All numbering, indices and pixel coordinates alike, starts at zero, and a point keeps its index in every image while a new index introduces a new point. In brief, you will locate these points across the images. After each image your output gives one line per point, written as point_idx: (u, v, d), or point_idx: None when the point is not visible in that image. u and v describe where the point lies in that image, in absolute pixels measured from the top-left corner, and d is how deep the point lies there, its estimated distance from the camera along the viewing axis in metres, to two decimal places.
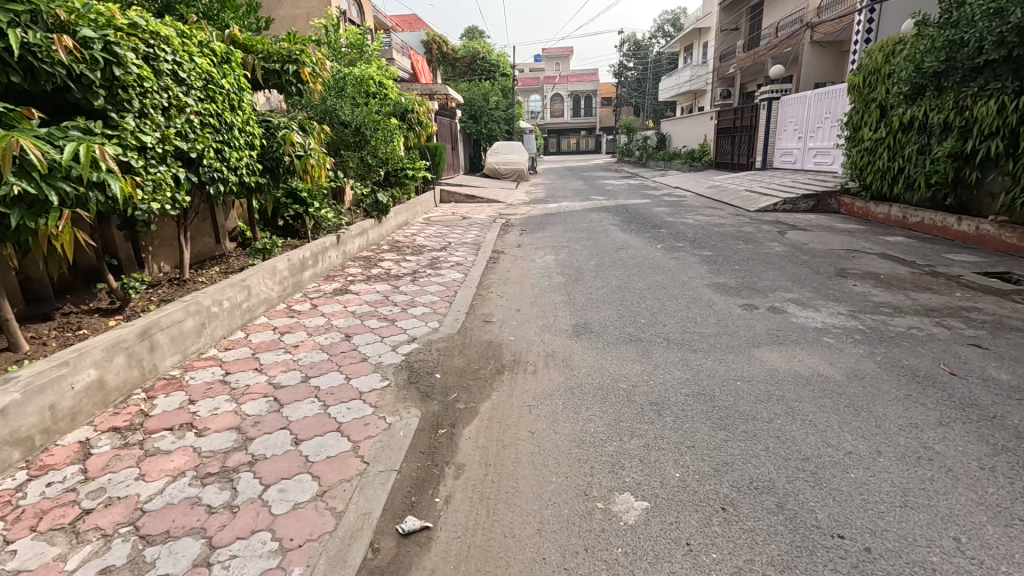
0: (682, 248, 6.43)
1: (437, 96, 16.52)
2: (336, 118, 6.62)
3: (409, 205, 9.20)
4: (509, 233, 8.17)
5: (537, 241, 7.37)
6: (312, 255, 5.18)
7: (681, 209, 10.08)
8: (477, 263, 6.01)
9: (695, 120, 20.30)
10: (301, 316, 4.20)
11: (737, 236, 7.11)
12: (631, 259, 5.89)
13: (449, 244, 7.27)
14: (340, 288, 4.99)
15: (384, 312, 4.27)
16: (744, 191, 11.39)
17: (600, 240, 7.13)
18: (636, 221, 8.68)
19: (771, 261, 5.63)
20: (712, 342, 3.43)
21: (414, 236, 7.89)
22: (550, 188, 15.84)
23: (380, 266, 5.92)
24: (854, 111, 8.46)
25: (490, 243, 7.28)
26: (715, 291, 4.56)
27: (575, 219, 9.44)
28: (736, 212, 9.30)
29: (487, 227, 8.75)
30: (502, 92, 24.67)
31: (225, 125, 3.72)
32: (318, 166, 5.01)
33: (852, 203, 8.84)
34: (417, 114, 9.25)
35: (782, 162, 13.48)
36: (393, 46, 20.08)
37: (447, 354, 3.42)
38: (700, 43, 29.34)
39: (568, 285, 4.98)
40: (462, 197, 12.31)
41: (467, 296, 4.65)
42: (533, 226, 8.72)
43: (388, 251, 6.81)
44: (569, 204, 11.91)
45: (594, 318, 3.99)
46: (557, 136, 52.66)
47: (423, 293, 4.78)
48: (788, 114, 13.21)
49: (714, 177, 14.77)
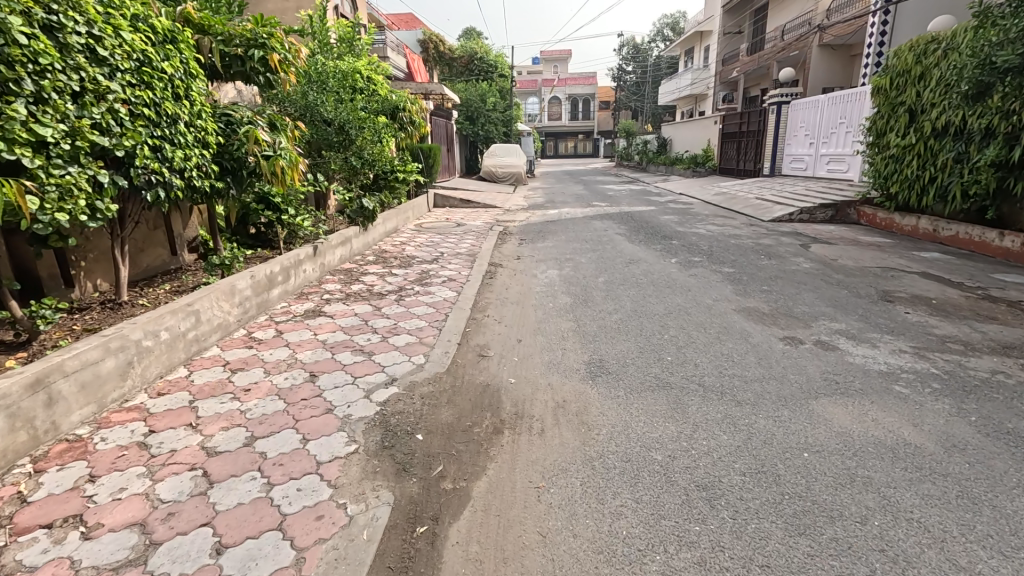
0: (699, 263, 5.81)
1: (432, 96, 15.90)
2: (317, 115, 5.97)
3: (399, 210, 8.56)
4: (508, 243, 7.53)
5: (538, 252, 6.74)
6: (282, 270, 4.50)
7: (689, 217, 9.48)
8: (472, 278, 5.37)
9: (698, 124, 19.74)
10: (261, 346, 3.52)
11: (757, 250, 6.49)
12: (645, 275, 5.27)
13: (441, 255, 6.62)
14: (313, 309, 4.32)
15: (361, 343, 3.61)
16: (755, 199, 10.81)
17: (608, 252, 6.50)
18: (644, 230, 8.08)
19: (802, 281, 5.01)
20: (758, 391, 2.80)
21: (403, 245, 7.23)
22: (549, 193, 15.24)
23: (363, 281, 5.27)
24: (879, 115, 7.90)
25: (486, 253, 6.64)
26: (747, 318, 3.94)
27: (578, 227, 8.82)
28: (750, 221, 8.70)
29: (484, 235, 8.11)
30: (500, 93, 24.09)
31: (167, 117, 3.07)
32: (290, 168, 4.35)
33: (874, 214, 8.27)
34: (410, 112, 8.59)
35: (792, 169, 12.91)
36: (388, 44, 19.44)
37: (433, 405, 2.76)
38: (702, 47, 28.85)
39: (576, 307, 4.35)
40: (456, 201, 11.67)
41: (460, 322, 4.01)
42: (533, 235, 8.08)
43: (374, 262, 6.16)
44: (569, 210, 11.29)
45: (611, 354, 3.36)
46: (555, 139, 52.16)
47: (409, 317, 4.12)
48: (798, 119, 12.65)
49: (720, 183, 14.19)
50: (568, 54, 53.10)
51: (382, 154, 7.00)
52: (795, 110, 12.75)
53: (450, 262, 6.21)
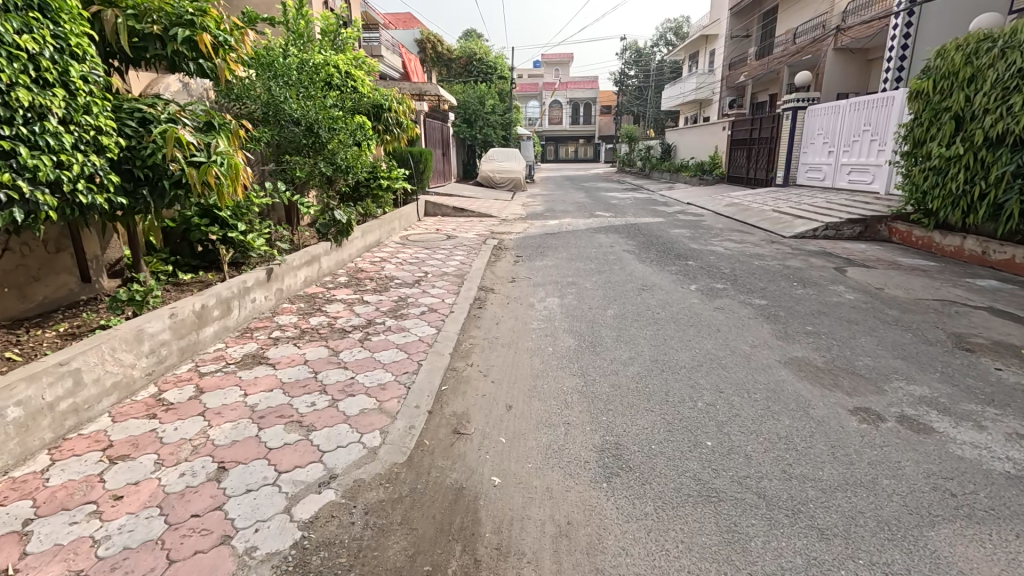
0: (723, 290, 4.99)
1: (427, 97, 15.16)
2: (281, 113, 5.20)
3: (383, 221, 7.75)
4: (502, 261, 6.69)
5: (536, 273, 5.90)
6: (219, 302, 3.65)
7: (703, 231, 8.67)
8: (458, 309, 4.52)
9: (705, 130, 18.97)
10: (167, 415, 2.67)
11: (787, 274, 5.67)
12: (662, 309, 4.44)
13: (424, 275, 5.79)
14: (254, 354, 3.47)
15: (301, 410, 2.76)
16: (771, 212, 10.01)
17: (617, 275, 5.68)
18: (655, 247, 7.24)
19: (852, 319, 4.17)
20: (844, 511, 1.96)
21: (385, 261, 6.39)
22: (549, 201, 14.45)
23: (326, 312, 4.41)
24: (918, 122, 7.11)
25: (477, 274, 5.80)
26: (798, 375, 3.12)
27: (580, 241, 7.99)
28: (770, 238, 7.88)
29: (476, 250, 7.27)
30: (499, 96, 23.35)
31: (23, 110, 2.25)
32: (229, 177, 3.52)
33: (909, 232, 7.47)
34: (396, 113, 7.83)
35: (809, 179, 12.10)
36: (384, 43, 18.76)
37: (378, 534, 1.90)
38: (707, 51, 28.14)
39: (582, 354, 3.50)
40: (450, 209, 10.86)
41: (435, 377, 3.16)
42: (530, 251, 7.24)
43: (346, 285, 5.31)
44: (571, 220, 10.46)
45: (631, 436, 2.51)
46: (555, 143, 51.46)
47: (371, 369, 3.28)
48: (816, 126, 11.86)
49: (731, 193, 13.41)
50: (569, 58, 52.43)
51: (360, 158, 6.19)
52: (813, 116, 11.95)
53: (433, 284, 5.37)
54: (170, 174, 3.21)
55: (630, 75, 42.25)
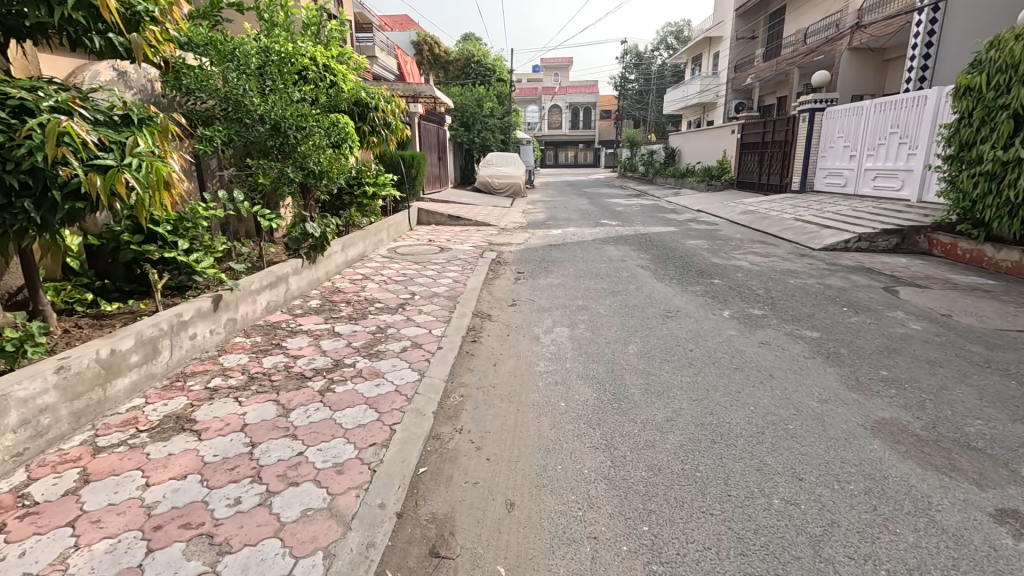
0: (763, 318, 4.22)
1: (422, 98, 14.45)
2: (242, 109, 4.50)
3: (368, 232, 7.00)
4: (501, 279, 5.92)
5: (540, 294, 5.12)
6: (139, 344, 2.85)
7: (721, 243, 7.91)
8: (447, 344, 3.73)
9: (711, 134, 18.26)
10: (21, 527, 1.86)
11: (831, 296, 4.90)
12: (694, 345, 3.67)
13: (410, 297, 5.01)
14: (177, 414, 2.67)
15: (216, 515, 1.95)
16: (792, 221, 9.26)
17: (634, 297, 4.89)
18: (672, 262, 6.47)
19: (932, 358, 3.39)
20: None
21: (368, 279, 5.62)
22: (551, 207, 13.70)
23: (286, 348, 3.62)
24: (966, 122, 6.37)
25: (472, 296, 5.03)
26: (897, 450, 2.34)
27: (588, 253, 7.21)
28: (798, 251, 7.12)
29: (472, 265, 6.50)
30: (498, 99, 22.68)
31: None
32: (152, 187, 2.74)
33: (954, 245, 6.71)
34: (383, 113, 7.18)
35: (829, 185, 11.36)
36: (378, 43, 18.10)
37: None
38: (710, 54, 27.52)
39: (604, 412, 2.72)
40: (444, 217, 10.09)
41: (411, 455, 2.36)
42: (533, 266, 6.47)
43: (318, 310, 4.53)
44: (576, 229, 9.70)
45: (689, 567, 1.71)
46: (555, 148, 50.83)
47: (328, 438, 2.48)
48: (836, 128, 11.14)
49: (743, 200, 12.67)
50: (569, 62, 51.91)
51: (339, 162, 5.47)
52: (832, 118, 11.23)
53: (420, 309, 4.59)
54: (60, 180, 2.45)
55: (631, 79, 41.69)
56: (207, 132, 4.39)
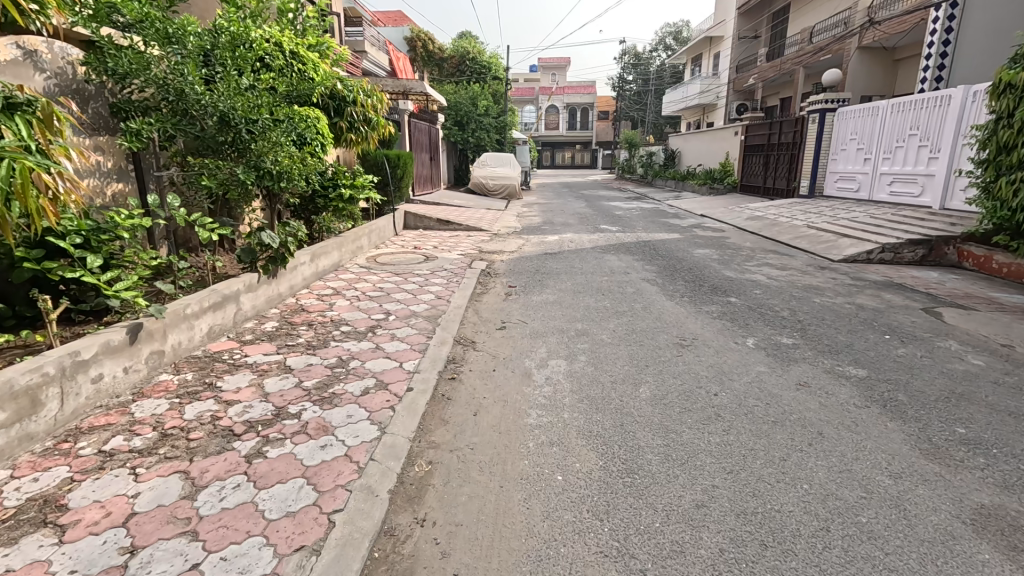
0: (795, 349, 3.59)
1: (412, 95, 13.78)
2: (187, 100, 3.85)
3: (344, 239, 6.34)
4: (489, 294, 5.26)
5: (533, 315, 4.47)
6: (6, 399, 2.17)
7: (731, 252, 7.30)
8: (420, 384, 3.07)
9: (713, 136, 17.67)
10: None
11: (867, 319, 4.28)
12: (718, 386, 3.04)
13: (383, 317, 4.35)
14: (45, 496, 2.00)
15: None
16: (805, 228, 8.65)
17: (641, 320, 4.26)
18: (681, 275, 5.84)
19: (1012, 409, 2.75)
20: None
21: (338, 295, 4.97)
22: (547, 211, 13.06)
23: (220, 390, 2.95)
24: (1005, 123, 5.75)
25: (457, 316, 4.39)
26: (1018, 564, 1.70)
27: (588, 263, 6.58)
28: (816, 263, 6.50)
29: (458, 277, 5.84)
30: (494, 98, 22.02)
31: None
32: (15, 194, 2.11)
33: (988, 257, 6.11)
34: (362, 107, 6.56)
35: (840, 190, 10.78)
36: (369, 38, 17.40)
37: None
38: (710, 54, 26.99)
39: (614, 496, 2.06)
40: (433, 221, 9.42)
41: (349, 570, 1.70)
42: (526, 279, 5.84)
43: (272, 335, 3.85)
44: (574, 235, 9.07)
45: None
46: (552, 149, 50.22)
47: (239, 538, 1.82)
48: (848, 130, 10.55)
49: (749, 205, 12.08)
50: (567, 62, 51.34)
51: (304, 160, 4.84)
52: (845, 119, 10.64)
53: (393, 334, 3.95)
54: None
55: (629, 79, 41.13)
56: (137, 125, 3.70)
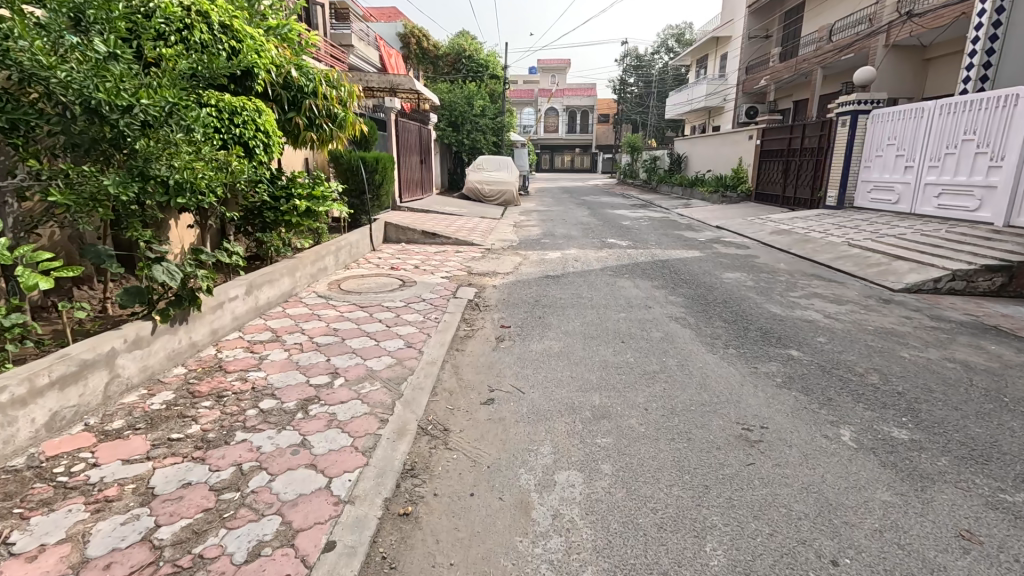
0: (918, 454, 2.43)
1: (401, 91, 12.65)
2: (18, 75, 2.53)
3: (299, 261, 5.14)
4: (477, 338, 4.10)
5: (532, 378, 3.30)
6: None
7: (766, 277, 6.17)
8: (351, 536, 1.90)
9: (724, 140, 16.58)
10: None
11: (988, 390, 3.12)
12: (831, 540, 1.89)
13: (326, 385, 3.17)
14: None
15: None
16: (844, 245, 7.53)
17: (680, 391, 3.09)
18: (716, 311, 4.69)
19: None
20: None
21: (277, 343, 3.80)
22: (547, 220, 11.92)
23: (10, 552, 1.76)
24: None
25: (428, 382, 3.22)
26: None
27: (598, 291, 5.43)
28: (875, 294, 5.35)
29: (438, 312, 4.67)
30: (491, 99, 20.95)
31: None
32: None
33: None
34: (327, 100, 5.45)
35: (875, 201, 9.69)
36: (358, 33, 16.37)
37: None
38: (716, 55, 26.08)
39: None
40: (417, 234, 8.24)
41: None
42: (524, 315, 4.68)
43: (155, 420, 2.66)
44: (578, 251, 7.93)
45: None
46: (551, 153, 49.10)
47: None
48: (885, 134, 9.46)
49: (770, 216, 10.95)
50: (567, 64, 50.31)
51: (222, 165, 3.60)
52: (881, 122, 9.53)
53: (332, 418, 2.76)
54: None
55: (631, 82, 40.18)
56: None
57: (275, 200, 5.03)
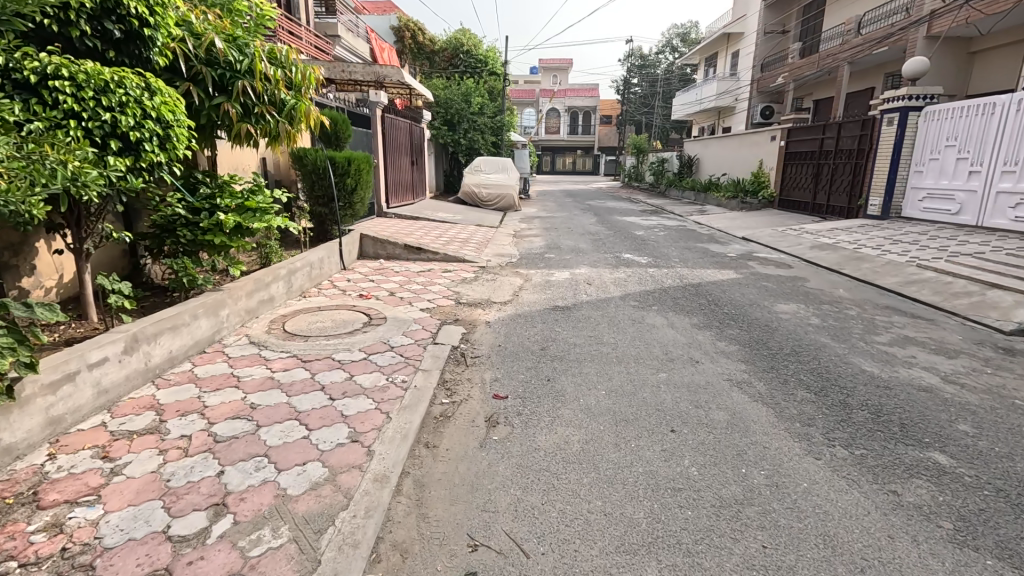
0: None
1: (389, 84, 11.37)
2: None
3: (226, 296, 3.86)
4: (458, 421, 2.82)
5: (541, 520, 2.02)
6: None
7: (831, 311, 4.90)
8: None
9: (740, 141, 15.31)
10: None
11: None
12: None
13: (193, 539, 1.87)
14: None
15: None
16: (911, 267, 6.27)
17: (794, 558, 1.82)
18: (790, 371, 3.42)
19: None
20: None
21: (153, 436, 2.50)
22: (551, 229, 10.66)
23: None
24: None
25: (368, 532, 1.93)
26: None
27: (623, 334, 4.17)
28: (987, 340, 4.09)
29: (407, 371, 3.39)
30: (490, 96, 19.70)
31: None
32: None
33: None
34: (271, 85, 4.19)
35: (929, 211, 8.50)
36: (346, 22, 15.09)
37: None
38: (725, 54, 24.98)
39: None
40: (397, 248, 6.95)
41: None
42: (527, 373, 3.41)
43: None
44: (590, 271, 6.67)
45: None
46: (552, 154, 47.88)
47: None
48: (942, 134, 8.24)
49: (803, 226, 9.69)
50: (569, 64, 49.12)
51: (43, 166, 2.33)
52: (937, 120, 8.31)
53: None
54: None
55: (634, 82, 38.98)
56: None
57: (195, 214, 3.79)
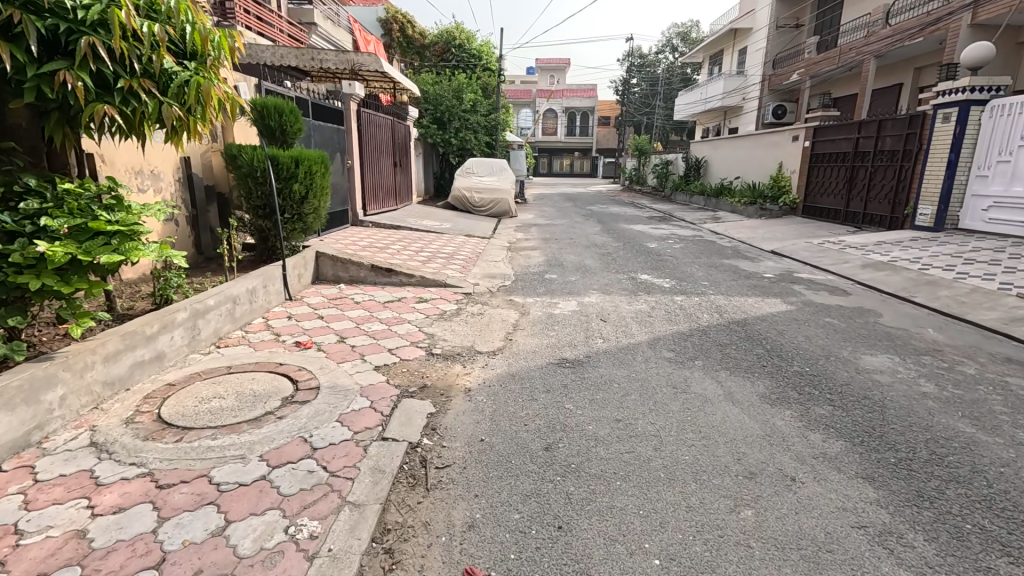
0: None
1: (367, 74, 10.01)
2: None
3: (62, 366, 2.49)
4: None
5: None
6: None
7: (941, 367, 3.59)
8: None
9: (756, 141, 14.03)
10: None
11: None
12: None
13: None
14: None
15: None
16: (1009, 297, 4.97)
17: None
18: (955, 505, 2.09)
19: None
20: None
21: None
22: (551, 240, 9.32)
23: None
24: None
25: None
26: None
27: (666, 417, 2.83)
28: None
29: (325, 513, 2.02)
30: (485, 94, 18.38)
31: None
32: None
33: None
34: (146, 50, 2.83)
35: (997, 223, 7.29)
36: (326, 9, 13.73)
37: None
38: (732, 51, 23.69)
39: None
40: (361, 269, 5.59)
41: None
42: (524, 513, 2.07)
43: None
44: (603, 299, 5.34)
45: None
46: (549, 155, 46.59)
47: None
48: (1014, 133, 7.02)
49: (842, 238, 8.41)
50: (567, 64, 47.89)
51: None
52: (1008, 115, 7.07)
53: None
54: None
55: (634, 83, 37.79)
56: None
57: (9, 242, 2.45)
